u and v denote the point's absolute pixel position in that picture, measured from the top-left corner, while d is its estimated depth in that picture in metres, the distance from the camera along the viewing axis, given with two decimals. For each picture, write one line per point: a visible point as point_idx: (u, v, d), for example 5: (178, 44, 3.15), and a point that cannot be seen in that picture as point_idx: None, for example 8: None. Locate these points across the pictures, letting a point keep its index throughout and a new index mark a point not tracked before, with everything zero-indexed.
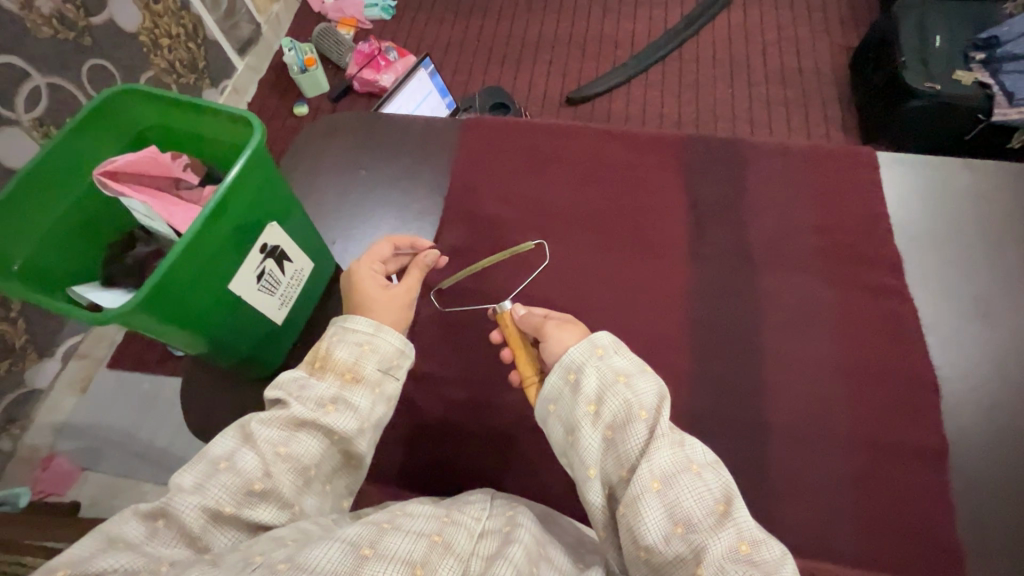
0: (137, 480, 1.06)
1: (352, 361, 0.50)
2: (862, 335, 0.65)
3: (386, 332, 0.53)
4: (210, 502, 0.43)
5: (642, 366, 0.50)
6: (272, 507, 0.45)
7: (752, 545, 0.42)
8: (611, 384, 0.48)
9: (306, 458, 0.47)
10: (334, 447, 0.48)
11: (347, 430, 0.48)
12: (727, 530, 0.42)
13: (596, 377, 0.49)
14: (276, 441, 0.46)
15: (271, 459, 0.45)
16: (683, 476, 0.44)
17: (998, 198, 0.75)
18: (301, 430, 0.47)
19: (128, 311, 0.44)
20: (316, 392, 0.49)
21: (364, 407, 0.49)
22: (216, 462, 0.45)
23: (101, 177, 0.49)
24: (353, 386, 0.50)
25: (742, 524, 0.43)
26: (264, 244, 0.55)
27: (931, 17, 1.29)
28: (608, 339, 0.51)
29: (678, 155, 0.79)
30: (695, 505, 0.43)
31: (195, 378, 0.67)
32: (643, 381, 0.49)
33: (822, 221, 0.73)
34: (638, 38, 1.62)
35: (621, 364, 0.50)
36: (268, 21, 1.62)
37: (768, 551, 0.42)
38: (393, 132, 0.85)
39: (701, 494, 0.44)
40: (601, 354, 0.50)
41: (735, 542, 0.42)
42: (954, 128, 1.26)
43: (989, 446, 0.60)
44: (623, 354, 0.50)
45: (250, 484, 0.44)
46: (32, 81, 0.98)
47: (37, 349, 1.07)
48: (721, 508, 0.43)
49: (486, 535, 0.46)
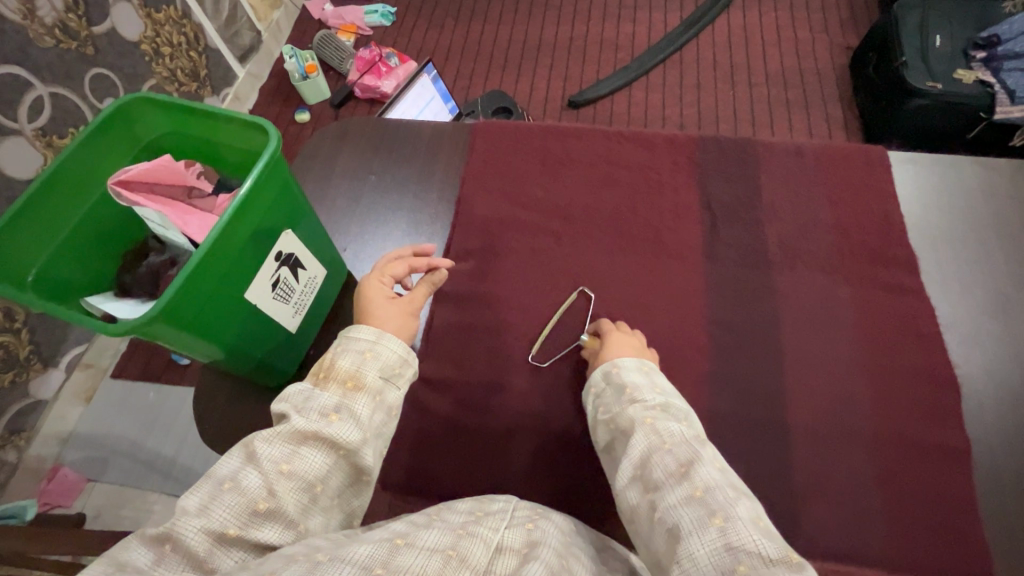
0: (143, 491, 1.06)
1: (353, 368, 0.50)
2: (881, 335, 0.65)
3: (387, 339, 0.52)
4: (215, 524, 0.42)
5: (621, 389, 0.52)
6: (278, 527, 0.43)
7: (706, 490, 0.42)
8: (594, 420, 0.53)
9: (309, 474, 0.45)
10: (340, 462, 0.47)
11: (352, 441, 0.47)
12: (683, 484, 0.43)
13: (590, 414, 0.54)
14: (278, 458, 0.45)
15: (274, 477, 0.44)
16: (650, 453, 0.46)
17: (1007, 194, 0.75)
18: (304, 444, 0.46)
19: (147, 323, 0.44)
20: (319, 403, 0.48)
21: (365, 416, 0.48)
22: (222, 482, 0.44)
23: (115, 187, 0.49)
24: (355, 394, 0.49)
25: (698, 477, 0.43)
26: (279, 251, 0.55)
27: (931, 17, 1.29)
28: (598, 375, 0.55)
29: (688, 157, 0.79)
30: (659, 471, 0.44)
31: (207, 387, 0.67)
32: (615, 404, 0.52)
33: (836, 221, 0.72)
34: (638, 41, 1.62)
35: (605, 396, 0.53)
36: (268, 28, 1.62)
37: (723, 495, 0.42)
38: (402, 137, 0.84)
39: (664, 461, 0.45)
40: (591, 391, 0.55)
41: (688, 491, 0.42)
42: (956, 127, 1.26)
43: (1011, 445, 0.60)
44: (609, 381, 0.54)
45: (255, 504, 0.43)
46: (35, 91, 0.97)
47: (41, 359, 1.04)
48: (682, 469, 0.44)
49: (503, 551, 0.44)
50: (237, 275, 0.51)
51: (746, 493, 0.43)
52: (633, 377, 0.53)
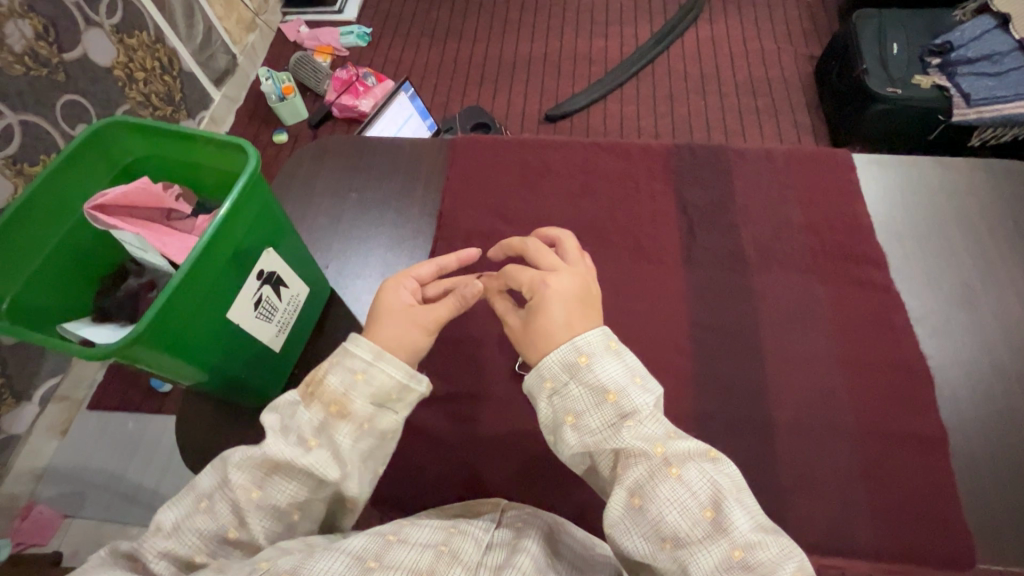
0: (125, 525, 1.02)
1: (341, 392, 0.47)
2: (856, 329, 0.67)
3: (385, 361, 0.48)
4: (182, 549, 0.44)
5: (601, 394, 0.47)
6: (245, 554, 0.45)
7: (747, 550, 0.41)
8: (561, 427, 0.47)
9: (283, 502, 0.45)
10: (316, 492, 0.46)
11: (331, 476, 0.46)
12: (720, 540, 0.42)
13: (549, 412, 0.48)
14: (249, 486, 0.45)
15: (244, 507, 0.44)
16: (660, 487, 0.43)
17: (969, 192, 0.78)
18: (277, 472, 0.45)
19: (126, 346, 0.43)
20: (300, 424, 0.47)
21: (347, 447, 0.47)
22: (198, 501, 0.46)
23: (92, 211, 0.49)
24: (338, 421, 0.47)
25: (736, 531, 0.42)
26: (260, 270, 0.55)
27: (888, 26, 1.36)
28: (558, 366, 0.48)
29: (664, 164, 0.81)
30: (681, 518, 0.43)
31: (188, 411, 0.65)
32: (596, 417, 0.46)
33: (808, 221, 0.75)
34: (611, 56, 1.67)
35: (574, 399, 0.47)
36: (243, 52, 1.63)
37: (766, 551, 0.41)
38: (382, 153, 0.85)
39: (685, 502, 0.43)
40: (551, 387, 0.48)
41: (728, 551, 0.41)
42: (919, 129, 1.32)
43: (987, 430, 0.62)
44: (578, 381, 0.47)
45: (225, 532, 0.45)
46: (5, 119, 0.96)
47: (13, 393, 1.00)
48: (710, 514, 0.43)
49: (494, 547, 0.46)
50: (214, 296, 0.50)
51: (777, 534, 0.43)
52: (608, 372, 0.47)
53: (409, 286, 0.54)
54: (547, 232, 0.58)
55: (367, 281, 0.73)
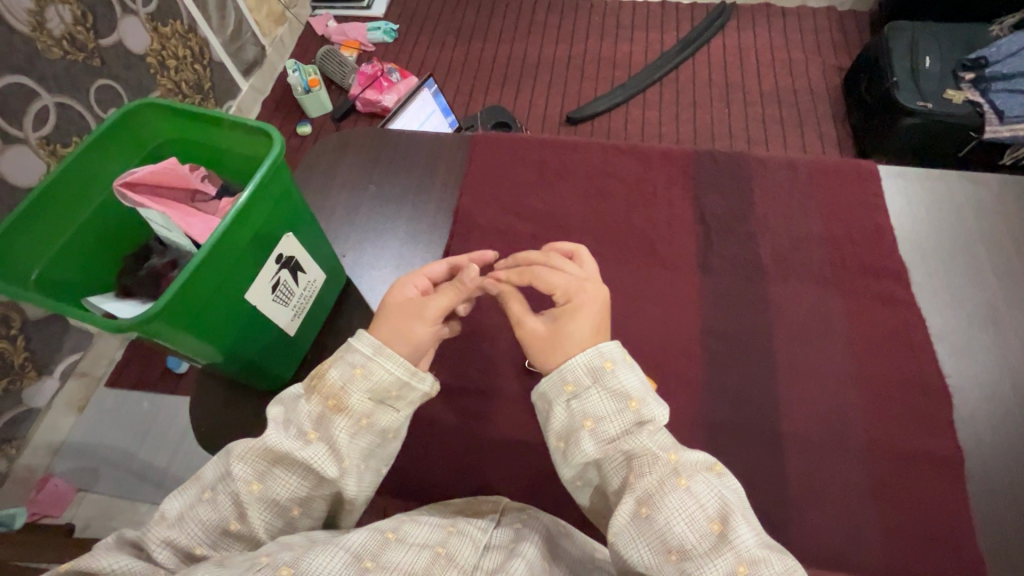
0: (134, 503, 1.05)
1: (340, 385, 0.48)
2: (874, 345, 0.65)
3: (384, 357, 0.48)
4: (183, 540, 0.45)
5: (623, 400, 0.47)
6: (245, 547, 0.46)
7: (752, 566, 0.40)
8: (577, 431, 0.47)
9: (283, 496, 0.46)
10: (316, 488, 0.47)
11: (331, 473, 0.46)
12: (725, 554, 0.41)
13: (566, 415, 0.48)
14: (249, 478, 0.46)
15: (244, 498, 0.45)
16: (669, 496, 0.43)
17: (998, 209, 0.76)
18: (278, 464, 0.46)
19: (145, 321, 0.44)
20: (300, 417, 0.48)
21: (344, 441, 0.47)
22: (202, 491, 0.47)
23: (120, 188, 0.50)
24: (335, 415, 0.47)
25: (741, 545, 0.41)
26: (279, 254, 0.56)
27: (921, 39, 1.33)
28: (582, 369, 0.48)
29: (684, 170, 0.80)
30: (687, 529, 0.42)
31: (202, 391, 0.67)
32: (615, 422, 0.46)
33: (829, 233, 0.74)
34: (634, 61, 1.66)
35: (594, 403, 0.47)
36: (272, 44, 1.66)
37: (770, 568, 0.40)
38: (403, 147, 0.86)
39: (692, 514, 0.43)
40: (572, 391, 0.47)
41: (732, 565, 0.41)
42: (948, 146, 1.29)
43: (1005, 454, 0.60)
44: (600, 389, 0.47)
45: (226, 523, 0.45)
46: (42, 100, 0.99)
47: (36, 365, 1.03)
48: (717, 527, 0.42)
49: (491, 549, 0.47)
50: (234, 278, 0.51)
51: (780, 552, 0.42)
52: (629, 381, 0.47)
53: (420, 282, 0.54)
54: (564, 244, 0.58)
55: (382, 272, 0.74)
